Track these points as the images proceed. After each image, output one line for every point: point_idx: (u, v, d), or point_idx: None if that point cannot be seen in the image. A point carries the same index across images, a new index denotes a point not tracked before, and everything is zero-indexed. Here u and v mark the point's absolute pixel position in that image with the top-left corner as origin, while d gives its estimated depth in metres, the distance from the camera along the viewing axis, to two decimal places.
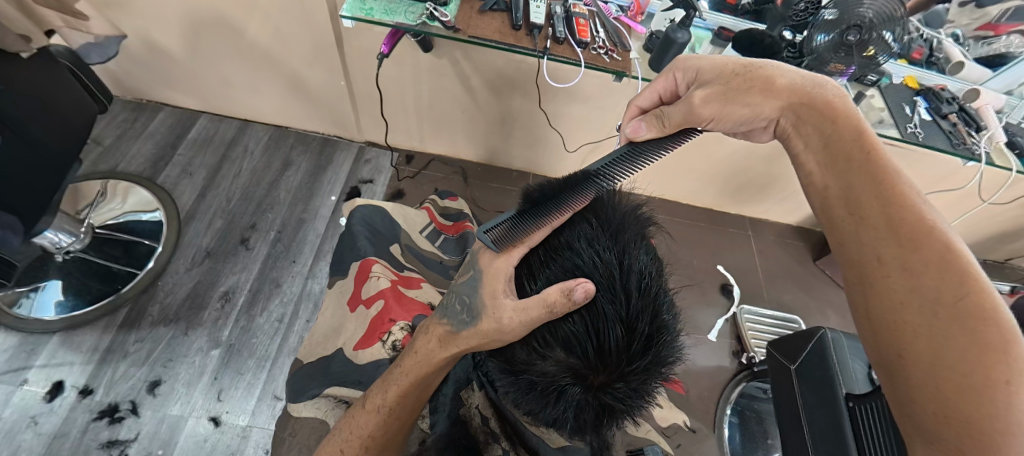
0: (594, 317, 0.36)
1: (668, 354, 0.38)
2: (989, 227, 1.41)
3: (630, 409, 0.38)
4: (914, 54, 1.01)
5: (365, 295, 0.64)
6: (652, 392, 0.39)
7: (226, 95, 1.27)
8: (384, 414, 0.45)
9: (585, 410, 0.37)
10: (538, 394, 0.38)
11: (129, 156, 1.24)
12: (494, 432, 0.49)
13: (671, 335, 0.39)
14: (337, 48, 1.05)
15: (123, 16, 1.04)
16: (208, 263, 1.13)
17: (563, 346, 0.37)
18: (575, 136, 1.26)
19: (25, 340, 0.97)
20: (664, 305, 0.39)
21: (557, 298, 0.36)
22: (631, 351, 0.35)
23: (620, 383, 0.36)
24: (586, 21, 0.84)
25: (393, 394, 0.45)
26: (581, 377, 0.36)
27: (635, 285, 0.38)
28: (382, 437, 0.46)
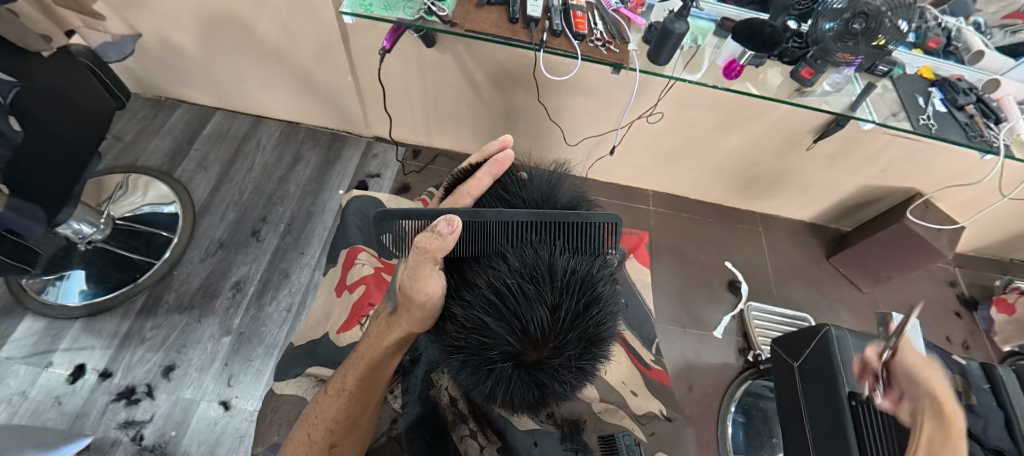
0: (515, 298, 0.34)
1: (604, 330, 0.36)
2: (1016, 225, 1.35)
3: (566, 386, 0.36)
4: (930, 43, 0.98)
5: (349, 281, 0.67)
6: (591, 367, 0.37)
7: (239, 91, 1.31)
8: (347, 399, 0.44)
9: (518, 388, 0.35)
10: (470, 373, 0.36)
11: (148, 150, 1.29)
12: (462, 413, 0.48)
13: (607, 311, 0.37)
14: (344, 44, 1.08)
15: (140, 15, 1.08)
16: (221, 254, 1.17)
17: (486, 328, 0.35)
18: (578, 130, 1.26)
19: (50, 325, 1.03)
20: (598, 279, 0.37)
21: (433, 245, 0.37)
22: (557, 328, 0.34)
23: (550, 359, 0.34)
24: (583, 13, 0.83)
25: (352, 379, 0.44)
26: (510, 355, 0.34)
27: (562, 265, 0.36)
28: (348, 422, 0.44)
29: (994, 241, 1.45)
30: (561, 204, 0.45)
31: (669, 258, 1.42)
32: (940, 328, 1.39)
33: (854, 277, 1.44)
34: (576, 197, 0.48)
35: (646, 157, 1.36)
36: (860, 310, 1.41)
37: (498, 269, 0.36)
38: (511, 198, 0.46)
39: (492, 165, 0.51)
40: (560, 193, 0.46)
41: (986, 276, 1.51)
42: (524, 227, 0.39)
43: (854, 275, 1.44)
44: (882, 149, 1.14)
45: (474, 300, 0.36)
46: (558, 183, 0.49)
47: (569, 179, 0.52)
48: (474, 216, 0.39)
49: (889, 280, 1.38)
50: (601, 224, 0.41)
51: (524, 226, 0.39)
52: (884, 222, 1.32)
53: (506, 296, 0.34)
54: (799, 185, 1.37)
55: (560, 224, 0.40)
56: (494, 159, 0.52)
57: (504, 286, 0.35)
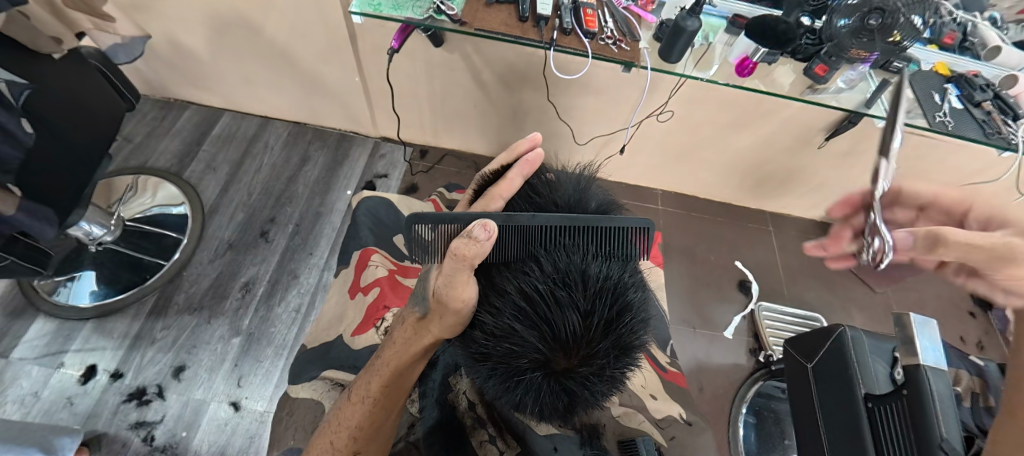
0: (546, 305, 0.34)
1: (635, 338, 0.35)
2: None
3: (596, 395, 0.35)
4: (946, 38, 0.96)
5: (362, 282, 0.67)
6: (621, 376, 0.36)
7: (247, 92, 1.31)
8: (372, 405, 0.44)
9: (547, 396, 0.34)
10: (498, 381, 0.36)
11: (157, 152, 1.29)
12: (480, 417, 0.47)
13: (638, 319, 0.36)
14: (352, 45, 1.08)
15: (150, 18, 1.08)
16: (229, 255, 1.17)
17: (515, 334, 0.34)
18: (586, 129, 1.25)
19: (61, 326, 1.03)
20: (630, 286, 0.37)
21: (461, 246, 0.35)
22: (589, 336, 0.33)
23: (581, 368, 0.33)
24: (594, 11, 0.83)
25: (376, 385, 0.44)
26: (540, 363, 0.33)
27: (595, 271, 0.35)
28: (373, 428, 0.44)
29: None
30: (592, 209, 0.44)
31: (679, 257, 1.41)
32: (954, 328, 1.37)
33: (867, 278, 1.42)
34: (604, 201, 0.47)
35: (655, 155, 1.35)
36: (872, 310, 1.39)
37: (529, 275, 0.36)
38: (542, 201, 0.45)
39: (523, 164, 0.50)
40: (590, 197, 0.45)
41: None
42: (560, 232, 0.38)
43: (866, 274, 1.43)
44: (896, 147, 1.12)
45: (504, 306, 0.35)
46: (588, 186, 0.48)
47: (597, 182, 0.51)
48: (508, 220, 0.38)
49: (903, 280, 1.36)
50: (634, 229, 0.40)
51: (557, 230, 0.38)
52: None
53: (537, 303, 0.34)
54: (811, 183, 1.35)
55: (594, 228, 0.39)
56: (525, 158, 0.51)
57: (536, 293, 0.35)
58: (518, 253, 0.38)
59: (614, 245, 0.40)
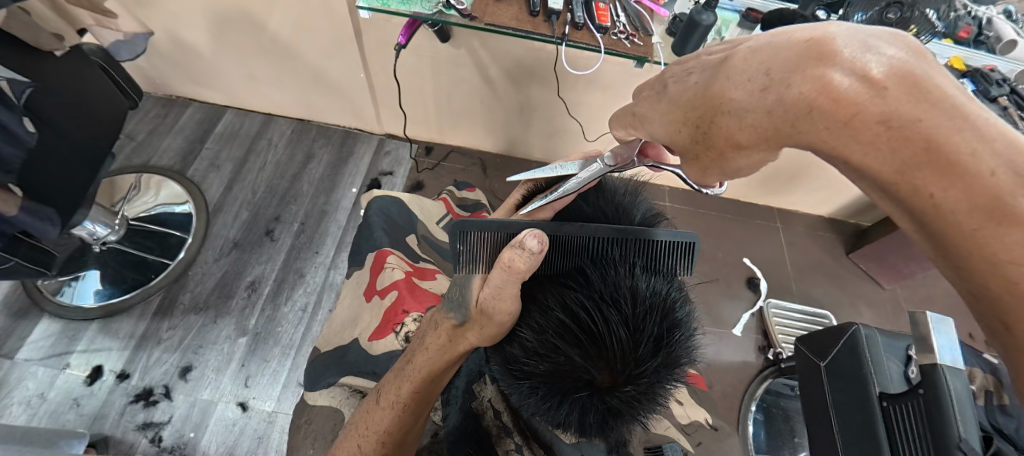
0: (594, 322, 0.33)
1: (681, 355, 0.35)
2: None
3: (639, 414, 0.34)
4: (961, 32, 0.95)
5: (380, 286, 0.66)
6: (666, 395, 0.35)
7: (249, 88, 1.29)
8: (401, 412, 0.43)
9: (591, 415, 0.33)
10: (540, 399, 0.35)
11: (160, 150, 1.28)
12: (506, 425, 0.46)
13: (684, 336, 0.35)
14: (356, 40, 1.06)
15: (151, 14, 1.06)
16: (234, 254, 1.16)
17: (560, 352, 0.33)
18: (595, 125, 1.24)
19: (66, 327, 1.02)
20: (676, 303, 0.36)
21: (512, 255, 0.33)
22: (638, 356, 0.32)
23: (630, 388, 0.32)
24: (605, 5, 0.81)
25: (406, 391, 0.43)
26: (585, 382, 0.33)
27: (643, 287, 0.35)
28: (400, 434, 0.43)
29: None
30: (637, 221, 0.45)
31: None
32: (962, 325, 1.37)
33: (877, 275, 1.42)
34: (650, 210, 0.47)
35: None
36: (880, 307, 1.38)
37: (575, 292, 0.35)
38: (594, 213, 0.45)
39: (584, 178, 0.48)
40: (637, 207, 0.46)
41: None
42: (607, 245, 0.38)
43: (874, 270, 1.42)
44: None
45: (548, 323, 0.35)
46: (635, 195, 0.48)
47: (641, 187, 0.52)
48: (558, 230, 0.37)
49: (912, 276, 1.35)
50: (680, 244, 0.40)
51: (605, 243, 0.38)
52: None
53: (583, 320, 0.33)
54: (820, 178, 1.35)
55: (640, 243, 0.39)
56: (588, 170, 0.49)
57: (582, 310, 0.34)
58: (566, 267, 0.38)
59: (661, 263, 0.40)
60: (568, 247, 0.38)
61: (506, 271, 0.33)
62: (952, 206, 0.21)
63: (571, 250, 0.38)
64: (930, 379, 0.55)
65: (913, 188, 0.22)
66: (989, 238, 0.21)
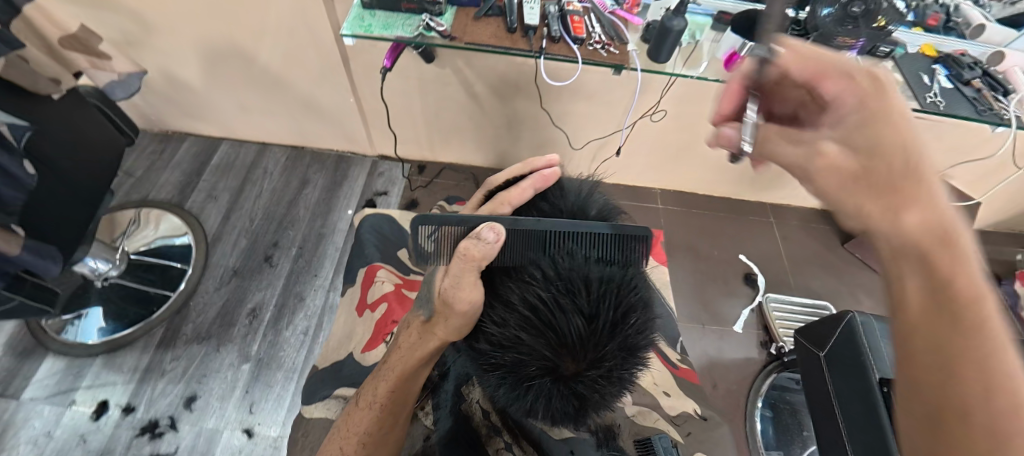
0: (549, 311, 0.33)
1: (642, 338, 0.35)
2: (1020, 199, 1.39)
3: (606, 397, 0.35)
4: (930, 20, 1.02)
5: (370, 299, 0.67)
6: (630, 377, 0.36)
7: (243, 119, 1.32)
8: (380, 411, 0.45)
9: (557, 402, 0.34)
10: (508, 389, 0.36)
11: (158, 184, 1.30)
12: (495, 425, 0.44)
13: (644, 318, 0.36)
14: (344, 65, 1.09)
15: (144, 53, 1.10)
16: (235, 281, 1.17)
17: (521, 342, 0.34)
18: (581, 133, 1.27)
19: (71, 364, 1.03)
20: (633, 287, 0.36)
21: (469, 245, 0.38)
22: (597, 341, 0.33)
23: (591, 373, 0.33)
24: (580, 18, 0.84)
25: (383, 391, 0.45)
26: (547, 369, 0.33)
27: (597, 274, 0.35)
28: (381, 434, 0.45)
29: (1008, 214, 1.47)
30: (592, 216, 0.46)
31: (682, 255, 1.41)
32: None
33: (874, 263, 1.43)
34: (607, 206, 0.49)
35: (652, 154, 1.36)
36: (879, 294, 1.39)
37: (533, 284, 0.35)
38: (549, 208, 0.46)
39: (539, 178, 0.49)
40: (592, 202, 0.47)
41: (1005, 251, 1.52)
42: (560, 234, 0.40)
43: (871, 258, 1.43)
44: None
45: (509, 316, 0.35)
46: (591, 192, 0.50)
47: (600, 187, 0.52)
48: (514, 222, 0.39)
49: None
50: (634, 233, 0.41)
51: (560, 234, 0.39)
52: None
53: (541, 311, 0.33)
54: None
55: (595, 233, 0.40)
56: (541, 173, 0.50)
57: (540, 301, 0.34)
58: (523, 258, 0.39)
59: (618, 250, 0.40)
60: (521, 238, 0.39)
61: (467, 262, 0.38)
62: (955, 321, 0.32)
63: (527, 243, 0.39)
64: None
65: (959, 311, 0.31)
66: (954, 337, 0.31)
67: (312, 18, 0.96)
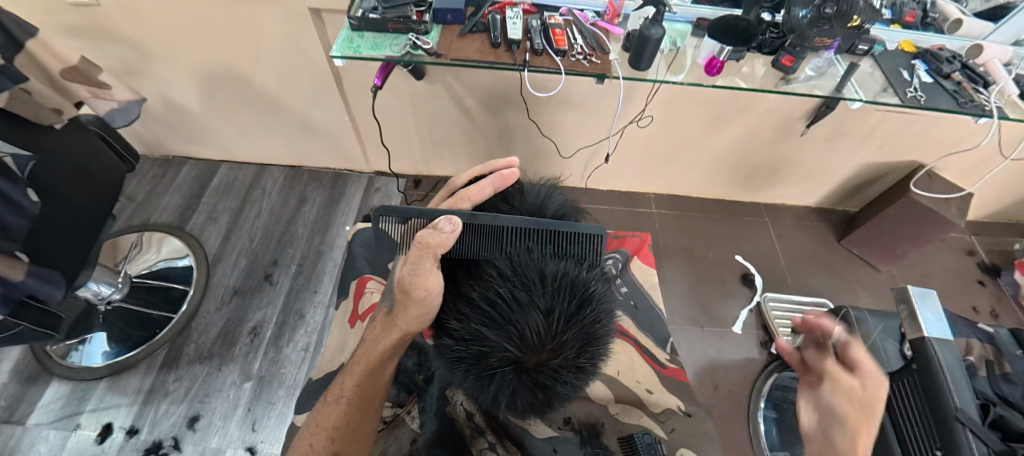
0: (508, 304, 0.35)
1: (598, 330, 0.37)
2: (1013, 189, 1.40)
3: (568, 388, 0.36)
4: (907, 17, 1.04)
5: (361, 310, 0.69)
6: (592, 368, 0.37)
7: (240, 141, 1.35)
8: (348, 405, 0.46)
9: (520, 394, 0.35)
10: (472, 384, 0.36)
11: (159, 208, 1.33)
12: (479, 426, 0.46)
13: (600, 311, 0.37)
14: (338, 86, 1.12)
15: (144, 82, 1.14)
16: (235, 301, 1.19)
17: (482, 337, 0.35)
18: (571, 142, 1.29)
19: (75, 388, 1.04)
20: (588, 282, 0.38)
21: (428, 237, 0.41)
22: (555, 331, 0.34)
23: (551, 362, 0.34)
24: (562, 30, 0.87)
25: (350, 384, 0.46)
26: (510, 362, 0.34)
27: (552, 268, 0.37)
28: (349, 429, 0.45)
29: (1002, 204, 1.47)
30: (549, 215, 0.48)
31: (678, 258, 1.41)
32: (964, 299, 1.39)
33: (871, 258, 1.43)
34: (565, 206, 0.50)
35: (643, 159, 1.37)
36: (878, 289, 1.39)
37: (493, 280, 0.37)
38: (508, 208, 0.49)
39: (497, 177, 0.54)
40: (550, 203, 0.49)
41: (1003, 240, 1.52)
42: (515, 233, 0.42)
43: (868, 254, 1.43)
44: (878, 126, 1.18)
45: (471, 312, 0.36)
46: (549, 194, 0.52)
47: (559, 189, 0.54)
48: (473, 218, 0.43)
49: (906, 256, 1.37)
50: (586, 235, 0.43)
51: (515, 231, 0.42)
52: (890, 197, 1.33)
53: (501, 306, 0.35)
54: (799, 171, 1.39)
55: (547, 232, 0.43)
56: (500, 173, 0.54)
57: (499, 297, 0.35)
58: (481, 255, 0.41)
59: (570, 246, 0.43)
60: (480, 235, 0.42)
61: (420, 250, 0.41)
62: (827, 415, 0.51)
63: (485, 241, 0.42)
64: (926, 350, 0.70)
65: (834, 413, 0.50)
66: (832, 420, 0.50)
67: (304, 40, 1.00)
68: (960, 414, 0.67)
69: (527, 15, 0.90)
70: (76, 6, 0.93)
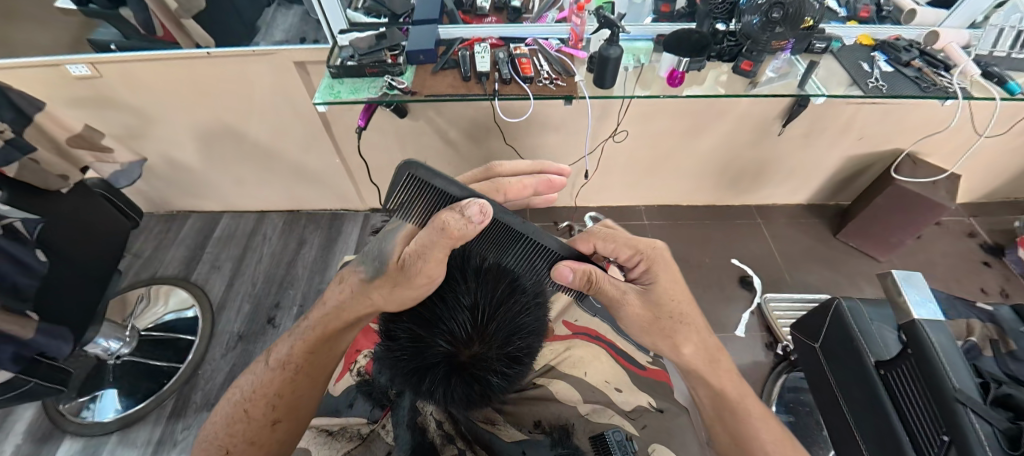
0: (436, 304, 0.42)
1: (522, 320, 0.45)
2: (1002, 167, 1.40)
3: (498, 374, 0.44)
4: (862, 13, 1.06)
5: None
6: (519, 355, 0.45)
7: (239, 191, 1.42)
8: (294, 372, 0.52)
9: (456, 382, 0.43)
10: (416, 377, 0.43)
11: (165, 262, 1.38)
12: (449, 434, 0.52)
13: (524, 305, 0.45)
14: (326, 131, 1.19)
15: (147, 143, 1.21)
16: (241, 346, 1.22)
17: (421, 336, 0.42)
18: (554, 162, 1.33)
19: (87, 445, 1.06)
20: (514, 282, 0.45)
21: (452, 219, 0.40)
22: (480, 325, 0.42)
23: (479, 352, 0.42)
24: (527, 59, 0.93)
25: (300, 351, 0.52)
26: (445, 356, 0.42)
27: (474, 267, 0.45)
28: (291, 399, 0.52)
29: (994, 183, 1.47)
30: None
31: None
32: (971, 282, 1.36)
33: (869, 249, 1.42)
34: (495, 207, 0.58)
35: (626, 173, 1.41)
36: None
37: (427, 286, 0.44)
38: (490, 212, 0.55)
39: (545, 183, 0.62)
40: None
41: (1003, 220, 1.51)
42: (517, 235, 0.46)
43: (865, 246, 1.42)
44: (852, 119, 1.20)
45: (410, 316, 0.43)
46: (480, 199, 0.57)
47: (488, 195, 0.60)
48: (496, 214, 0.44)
49: (902, 244, 1.36)
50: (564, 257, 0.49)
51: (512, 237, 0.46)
52: (876, 188, 1.34)
53: (435, 309, 0.42)
54: (782, 170, 1.41)
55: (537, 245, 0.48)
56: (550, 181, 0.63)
57: (432, 301, 0.43)
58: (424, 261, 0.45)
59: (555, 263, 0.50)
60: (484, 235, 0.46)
61: (441, 243, 0.41)
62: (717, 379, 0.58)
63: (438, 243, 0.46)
64: (914, 335, 0.72)
65: (718, 377, 0.58)
66: (714, 374, 0.58)
67: (291, 90, 1.07)
68: (960, 394, 0.64)
69: (495, 48, 0.96)
70: (82, 80, 1.01)
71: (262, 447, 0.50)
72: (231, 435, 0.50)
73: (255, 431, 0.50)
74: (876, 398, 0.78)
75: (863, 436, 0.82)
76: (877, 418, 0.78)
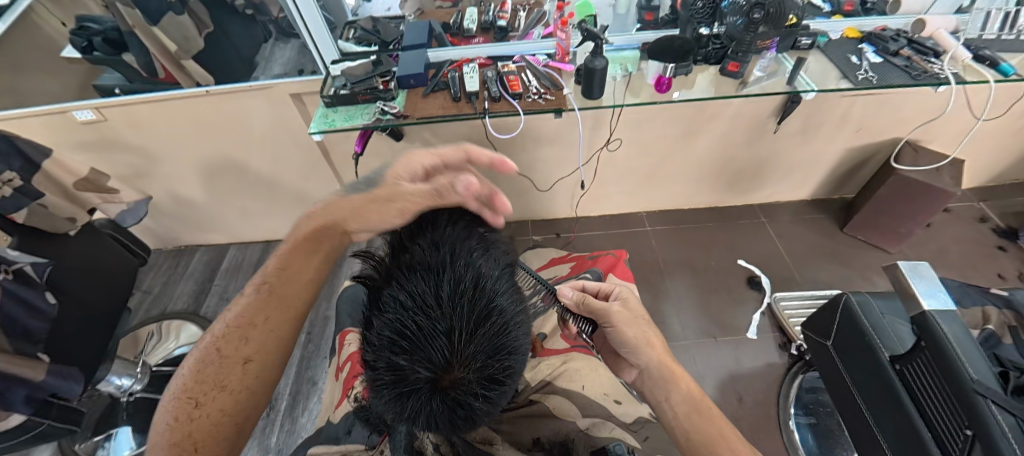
0: (415, 332, 0.42)
1: (502, 341, 0.45)
2: (1007, 149, 1.37)
3: (479, 396, 0.44)
4: (846, 7, 1.07)
5: (344, 362, 0.72)
6: (500, 376, 0.45)
7: (245, 223, 1.45)
8: (265, 293, 0.54)
9: (438, 407, 0.43)
10: (397, 402, 0.43)
11: (174, 296, 1.41)
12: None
13: (502, 327, 0.45)
14: (325, 159, 1.22)
15: (153, 182, 1.25)
16: None
17: (400, 363, 0.42)
18: (551, 174, 1.34)
19: None
20: (492, 304, 0.46)
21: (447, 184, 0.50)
22: (459, 349, 0.42)
23: (460, 376, 0.42)
24: (516, 76, 0.94)
25: (274, 268, 0.56)
26: (426, 382, 0.42)
27: (451, 292, 0.44)
28: (263, 324, 0.53)
29: (1001, 165, 1.45)
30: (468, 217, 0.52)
31: (679, 271, 1.40)
32: (988, 267, 1.33)
33: (878, 241, 1.40)
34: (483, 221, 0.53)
35: (625, 181, 1.41)
36: None
37: (405, 312, 0.43)
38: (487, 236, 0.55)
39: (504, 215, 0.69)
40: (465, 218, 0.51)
41: (1015, 202, 1.48)
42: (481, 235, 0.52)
43: (874, 238, 1.40)
44: (847, 112, 1.20)
45: (388, 342, 0.43)
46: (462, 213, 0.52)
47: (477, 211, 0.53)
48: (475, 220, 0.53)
49: (911, 234, 1.34)
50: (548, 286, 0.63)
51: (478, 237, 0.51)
52: (879, 179, 1.32)
53: (414, 336, 0.42)
54: (781, 167, 1.40)
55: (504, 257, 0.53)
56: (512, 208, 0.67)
57: (410, 328, 0.43)
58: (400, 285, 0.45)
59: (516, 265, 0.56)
60: (440, 221, 0.50)
61: (427, 199, 0.50)
62: (683, 379, 0.58)
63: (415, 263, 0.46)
64: (927, 328, 0.70)
65: (682, 379, 0.58)
66: (676, 375, 0.58)
67: (288, 121, 1.10)
68: (978, 385, 0.62)
69: (483, 68, 0.98)
70: (87, 125, 1.05)
71: (232, 393, 0.51)
72: (200, 382, 0.51)
73: (226, 375, 0.51)
74: (895, 396, 0.76)
75: (885, 435, 0.79)
76: (897, 416, 0.75)
